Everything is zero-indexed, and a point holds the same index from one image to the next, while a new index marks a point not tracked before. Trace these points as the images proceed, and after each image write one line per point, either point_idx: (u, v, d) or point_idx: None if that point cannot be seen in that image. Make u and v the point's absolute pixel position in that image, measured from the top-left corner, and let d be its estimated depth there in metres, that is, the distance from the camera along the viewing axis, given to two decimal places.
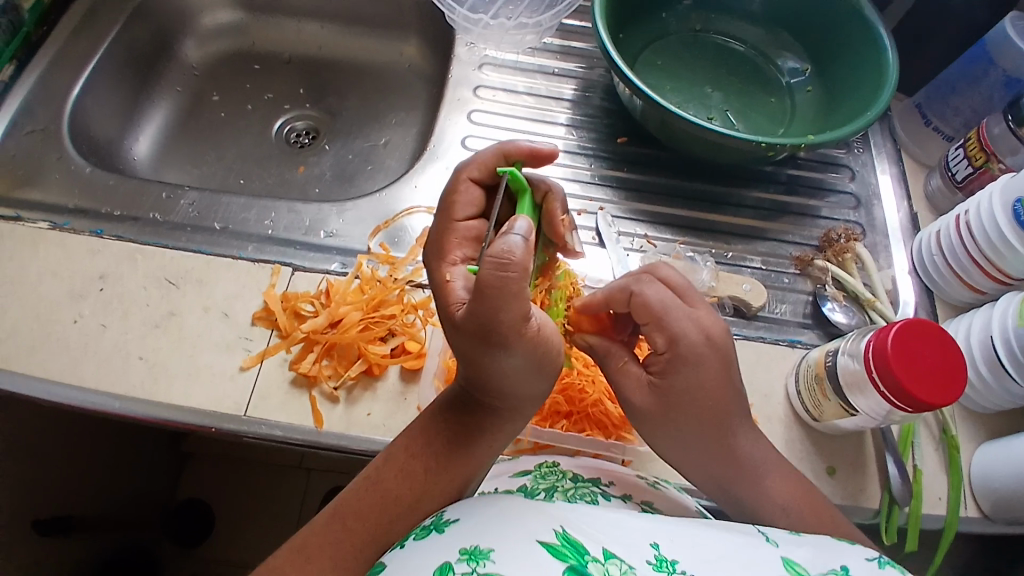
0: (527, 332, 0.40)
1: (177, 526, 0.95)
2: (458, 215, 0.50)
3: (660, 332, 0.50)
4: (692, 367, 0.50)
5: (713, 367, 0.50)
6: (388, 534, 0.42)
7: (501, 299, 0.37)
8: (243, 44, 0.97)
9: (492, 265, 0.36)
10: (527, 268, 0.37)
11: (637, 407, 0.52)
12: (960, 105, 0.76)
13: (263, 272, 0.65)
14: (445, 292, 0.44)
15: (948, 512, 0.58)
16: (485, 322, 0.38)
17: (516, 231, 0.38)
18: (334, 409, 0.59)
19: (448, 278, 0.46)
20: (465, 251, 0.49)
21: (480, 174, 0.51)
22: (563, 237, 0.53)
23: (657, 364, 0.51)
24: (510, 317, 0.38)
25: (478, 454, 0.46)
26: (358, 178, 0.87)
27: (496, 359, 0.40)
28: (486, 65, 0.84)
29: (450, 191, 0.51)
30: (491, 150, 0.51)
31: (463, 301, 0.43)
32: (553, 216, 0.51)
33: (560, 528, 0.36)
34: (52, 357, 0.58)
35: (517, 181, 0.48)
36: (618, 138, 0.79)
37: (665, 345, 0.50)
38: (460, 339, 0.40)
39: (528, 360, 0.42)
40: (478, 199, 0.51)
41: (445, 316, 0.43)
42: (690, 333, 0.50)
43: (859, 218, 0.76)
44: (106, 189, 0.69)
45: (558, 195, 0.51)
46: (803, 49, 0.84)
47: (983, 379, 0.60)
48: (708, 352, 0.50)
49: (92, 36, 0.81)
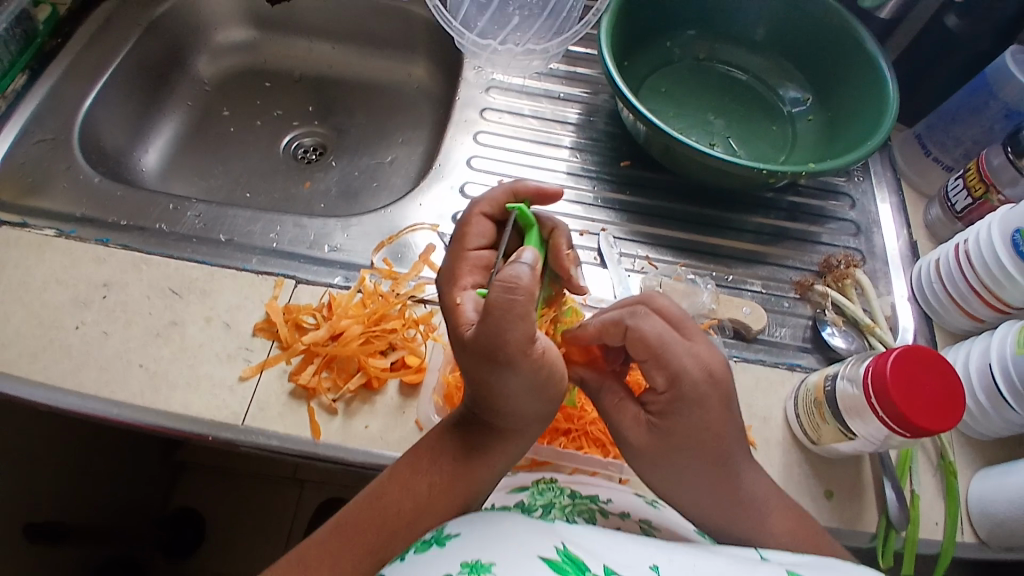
0: (532, 354, 0.40)
1: (169, 537, 0.93)
2: (470, 246, 0.51)
3: (660, 370, 0.51)
4: (694, 404, 0.50)
5: (715, 404, 0.50)
6: (387, 548, 0.42)
7: (508, 319, 0.38)
8: (255, 62, 0.99)
9: (500, 288, 0.37)
10: (534, 293, 0.38)
11: (634, 445, 0.52)
12: (961, 134, 0.77)
13: (266, 284, 0.65)
14: (455, 313, 0.44)
15: (945, 537, 0.58)
16: (492, 341, 0.38)
17: (522, 260, 0.39)
18: (332, 421, 0.58)
19: (456, 301, 0.45)
20: (475, 278, 0.49)
21: (491, 210, 0.52)
22: (567, 271, 0.53)
23: (655, 404, 0.52)
24: (516, 337, 0.38)
25: (481, 472, 0.46)
26: (363, 194, 0.88)
27: (501, 378, 0.40)
28: (493, 88, 0.86)
29: (462, 224, 0.52)
30: (502, 188, 0.52)
31: (473, 321, 0.43)
32: (559, 251, 0.51)
33: (560, 545, 0.36)
34: (52, 363, 0.59)
35: (524, 217, 0.49)
36: (622, 162, 0.81)
37: (665, 384, 0.51)
38: (467, 359, 0.41)
39: (533, 381, 0.41)
40: (490, 232, 0.52)
41: (454, 336, 0.43)
42: (692, 370, 0.50)
43: (859, 245, 0.77)
44: (114, 198, 0.70)
45: (564, 231, 0.51)
46: (805, 80, 0.85)
47: (982, 408, 0.60)
48: (709, 390, 0.50)
49: (108, 49, 0.82)
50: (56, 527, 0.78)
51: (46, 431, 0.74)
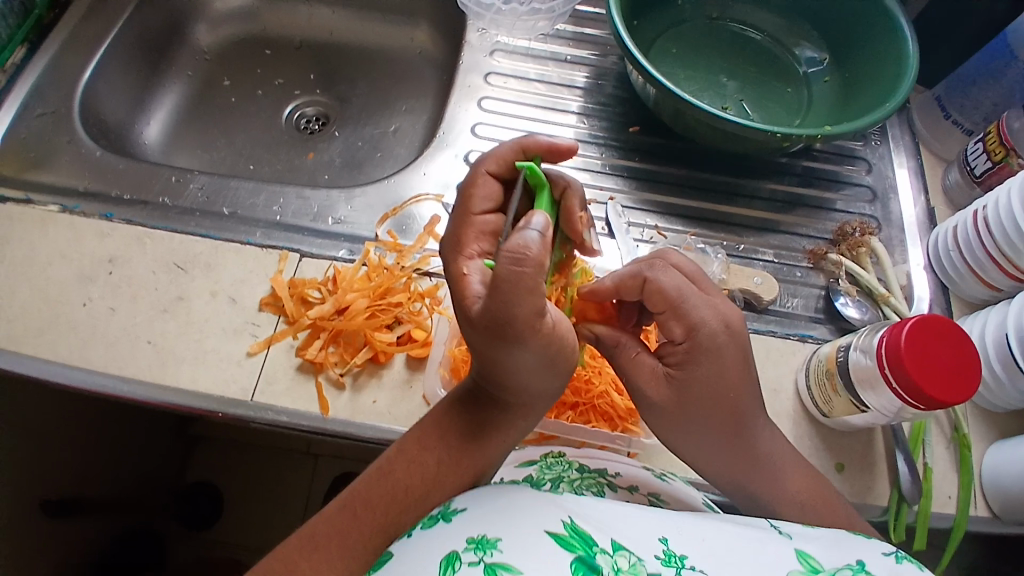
0: (541, 329, 0.39)
1: (189, 509, 0.95)
2: (476, 210, 0.49)
3: (678, 321, 0.50)
4: (712, 357, 0.49)
5: (732, 358, 0.50)
6: (398, 524, 0.42)
7: (515, 292, 0.36)
8: (254, 29, 0.96)
9: (508, 260, 0.35)
10: (543, 264, 0.36)
11: (654, 400, 0.51)
12: (981, 97, 0.74)
13: (270, 257, 0.65)
14: (461, 285, 0.43)
15: (957, 511, 0.57)
16: (500, 316, 0.37)
17: (532, 226, 0.37)
18: (340, 396, 0.59)
19: (464, 271, 0.44)
20: (482, 246, 0.47)
21: (498, 168, 0.51)
22: (580, 233, 0.52)
23: (674, 355, 0.51)
24: (524, 312, 0.37)
25: (490, 447, 0.46)
26: (367, 165, 0.87)
27: (511, 353, 0.40)
28: (497, 51, 0.83)
29: (468, 184, 0.50)
30: (509, 145, 0.50)
31: (479, 295, 0.41)
32: (572, 213, 0.50)
33: (569, 518, 0.36)
34: (60, 339, 0.59)
35: (535, 176, 0.47)
36: (630, 127, 0.78)
37: (683, 335, 0.50)
38: (475, 334, 0.40)
39: (543, 357, 0.41)
40: (497, 193, 0.51)
41: (461, 310, 0.42)
42: (709, 320, 0.50)
43: (874, 212, 0.75)
44: (116, 172, 0.70)
45: (576, 191, 0.50)
46: (821, 39, 0.82)
47: (998, 379, 0.58)
48: (726, 340, 0.50)
49: (104, 18, 0.80)
50: (67, 505, 0.80)
51: (61, 406, 0.75)
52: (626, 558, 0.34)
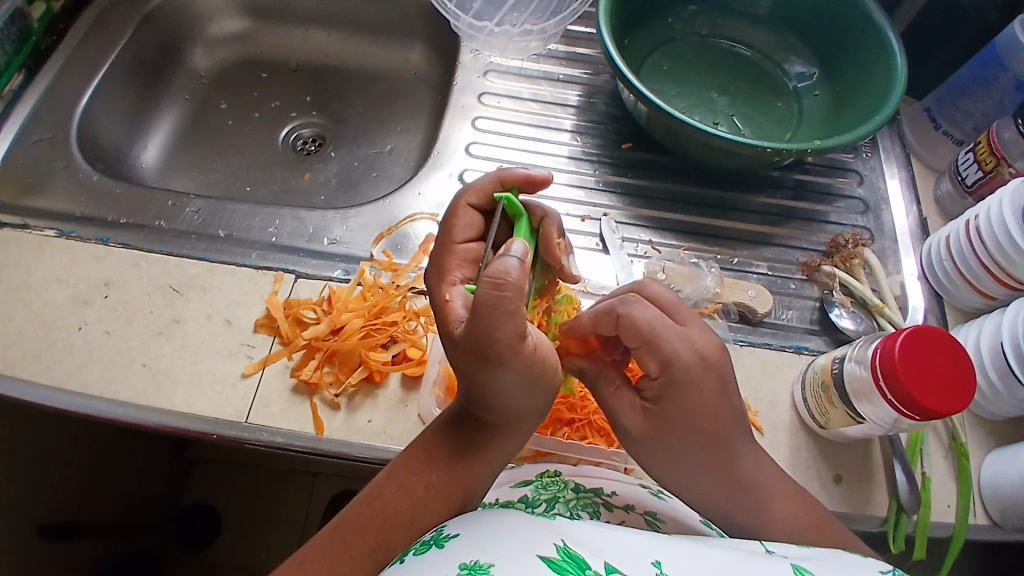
0: (524, 350, 0.39)
1: (186, 530, 0.96)
2: (458, 239, 0.50)
3: (653, 356, 0.50)
4: (688, 388, 0.49)
5: (709, 388, 0.49)
6: (387, 549, 0.42)
7: (497, 316, 0.37)
8: (250, 53, 0.98)
9: (488, 286, 0.36)
10: (523, 288, 0.37)
11: (633, 433, 0.52)
12: (971, 108, 0.75)
13: (266, 279, 0.65)
14: (444, 310, 0.43)
15: (956, 520, 0.57)
16: (482, 339, 0.37)
17: (511, 253, 0.38)
18: (334, 416, 0.58)
19: (446, 296, 0.44)
20: (464, 272, 0.48)
21: (479, 200, 0.51)
22: (559, 260, 0.52)
23: (651, 389, 0.52)
24: (507, 335, 0.37)
25: (479, 468, 0.46)
26: (363, 184, 0.88)
27: (494, 375, 0.40)
28: (490, 71, 0.84)
29: (449, 216, 0.51)
30: (490, 177, 0.51)
31: (462, 319, 0.42)
32: (549, 239, 0.50)
33: (562, 543, 0.36)
34: (56, 363, 0.59)
35: (513, 206, 0.48)
36: (623, 144, 0.79)
37: (658, 370, 0.50)
38: (458, 356, 0.40)
39: (528, 376, 0.41)
40: (478, 223, 0.51)
41: (444, 334, 0.42)
42: (683, 353, 0.49)
43: (867, 223, 0.75)
44: (113, 195, 0.70)
45: (554, 220, 0.50)
46: (810, 53, 0.83)
47: (994, 387, 0.58)
48: (701, 373, 0.49)
49: (102, 45, 0.82)
50: (67, 526, 0.80)
51: (59, 430, 0.75)
52: None
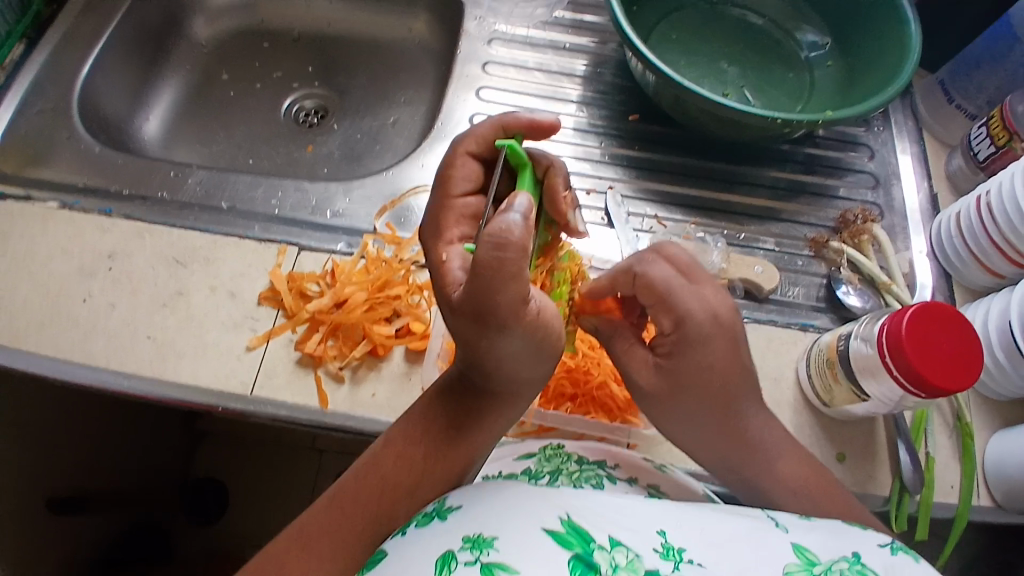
0: (525, 315, 0.39)
1: (195, 501, 0.97)
2: (455, 192, 0.50)
3: (666, 314, 0.50)
4: (700, 346, 0.49)
5: (721, 345, 0.50)
6: (388, 519, 0.42)
7: (498, 279, 0.36)
8: (252, 21, 0.96)
9: (489, 246, 0.35)
10: (526, 248, 0.36)
11: (643, 388, 0.52)
12: (984, 82, 0.73)
13: (269, 251, 0.65)
14: (441, 272, 0.43)
15: (959, 500, 0.57)
16: (481, 302, 0.37)
17: (515, 209, 0.37)
18: (339, 389, 0.59)
19: (444, 256, 0.45)
20: (463, 230, 0.49)
21: (478, 148, 0.50)
22: (564, 216, 0.51)
23: (663, 346, 0.51)
24: (508, 300, 0.37)
25: (477, 438, 0.46)
26: (366, 157, 0.87)
27: (496, 342, 0.40)
28: (495, 40, 0.83)
29: (447, 166, 0.51)
30: (489, 123, 0.50)
31: (459, 281, 0.42)
32: (554, 191, 0.50)
33: (565, 515, 0.36)
34: (63, 335, 0.59)
35: (517, 154, 0.47)
36: (629, 116, 0.78)
37: (671, 327, 0.50)
38: (457, 323, 0.40)
39: (529, 343, 0.41)
40: (476, 173, 0.51)
41: (443, 297, 0.42)
42: (697, 311, 0.49)
43: (877, 199, 0.74)
44: (115, 167, 0.70)
45: (559, 170, 0.50)
46: (823, 22, 0.81)
47: (1000, 366, 0.58)
48: (714, 332, 0.49)
49: (101, 14, 0.80)
50: (74, 500, 0.81)
51: (65, 402, 0.76)
52: (624, 554, 0.34)
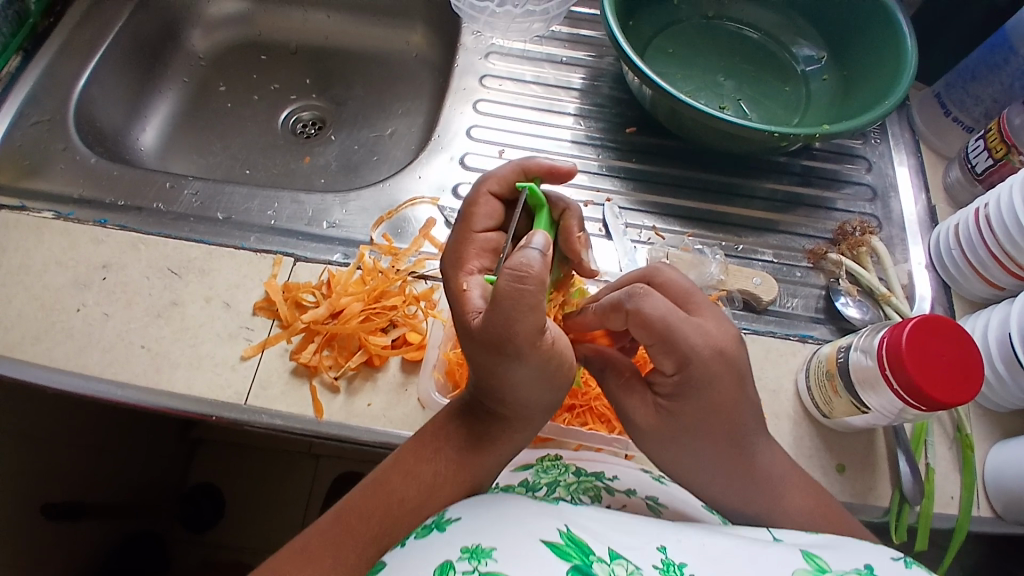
0: (541, 345, 0.38)
1: (190, 511, 0.95)
2: (476, 227, 0.49)
3: (667, 355, 0.47)
4: (704, 386, 0.47)
5: (727, 383, 0.48)
6: (391, 536, 0.41)
7: (518, 310, 0.36)
8: (250, 34, 0.96)
9: (509, 278, 0.35)
10: (545, 281, 0.36)
11: (641, 425, 0.51)
12: (980, 94, 0.73)
13: (265, 262, 0.64)
14: (461, 299, 0.43)
15: (959, 511, 0.56)
16: (498, 332, 0.37)
17: (533, 245, 0.37)
18: (334, 399, 0.58)
19: (463, 286, 0.44)
20: (481, 263, 0.48)
21: (500, 188, 0.50)
22: (578, 255, 0.51)
23: (664, 385, 0.49)
24: (524, 330, 0.37)
25: (487, 462, 0.45)
26: (363, 168, 0.87)
27: (509, 369, 0.39)
28: (492, 53, 0.83)
29: (469, 203, 0.50)
30: (512, 167, 0.50)
31: (479, 309, 0.42)
32: (570, 233, 0.50)
33: (565, 528, 0.36)
34: (55, 346, 0.58)
35: (535, 196, 0.47)
36: (627, 129, 0.78)
37: (674, 368, 0.48)
38: (473, 348, 0.39)
39: (543, 372, 0.40)
40: (497, 213, 0.50)
41: (460, 322, 0.41)
42: (700, 349, 0.47)
43: (875, 211, 0.74)
44: (111, 178, 0.69)
45: (576, 213, 0.49)
46: (818, 36, 0.82)
47: (1001, 378, 0.57)
48: (720, 369, 0.47)
49: (100, 26, 0.80)
50: (69, 507, 0.79)
51: (56, 415, 0.75)
52: (624, 566, 0.34)
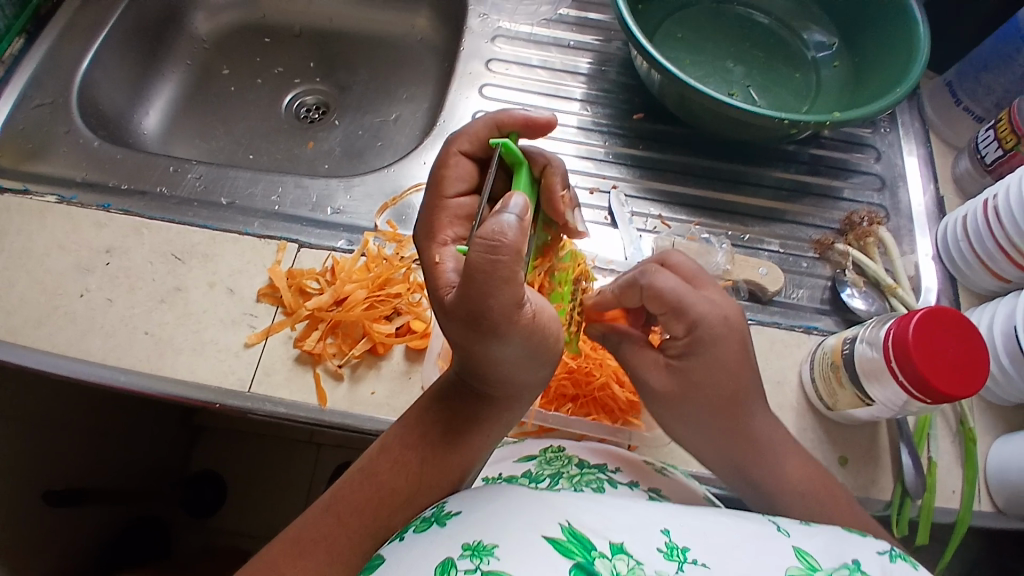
0: (519, 319, 0.38)
1: (189, 496, 0.95)
2: (448, 192, 0.49)
3: (678, 320, 0.50)
4: (712, 348, 0.49)
5: (733, 344, 0.49)
6: (384, 527, 0.42)
7: (492, 283, 0.35)
8: (253, 16, 0.95)
9: (482, 248, 0.34)
10: (520, 250, 0.35)
11: (656, 390, 0.52)
12: (992, 83, 0.72)
13: (268, 248, 0.64)
14: (434, 273, 0.42)
15: (961, 505, 0.56)
16: (474, 308, 0.36)
17: (509, 210, 0.36)
18: (338, 387, 0.58)
19: (436, 258, 0.43)
20: (457, 230, 0.47)
21: (471, 147, 0.50)
22: (562, 215, 0.50)
23: (674, 348, 0.51)
24: (501, 303, 0.36)
25: (474, 444, 0.45)
26: (368, 154, 0.86)
27: (491, 347, 0.39)
28: (499, 36, 0.82)
29: (440, 165, 0.50)
30: (484, 121, 0.49)
31: (452, 284, 0.41)
32: (551, 191, 0.48)
33: (566, 522, 0.35)
34: (59, 331, 0.58)
35: (512, 153, 0.45)
36: (633, 115, 0.77)
37: (684, 332, 0.50)
38: (451, 326, 0.38)
39: (526, 348, 0.40)
40: (469, 173, 0.50)
41: (436, 299, 0.41)
42: (709, 315, 0.49)
43: (883, 201, 0.74)
44: (114, 161, 0.69)
45: (557, 168, 0.48)
46: (831, 22, 0.80)
47: (1006, 372, 0.57)
48: (726, 333, 0.49)
49: (101, 7, 0.79)
50: (72, 491, 0.79)
51: (61, 398, 0.75)
52: (625, 561, 0.33)
